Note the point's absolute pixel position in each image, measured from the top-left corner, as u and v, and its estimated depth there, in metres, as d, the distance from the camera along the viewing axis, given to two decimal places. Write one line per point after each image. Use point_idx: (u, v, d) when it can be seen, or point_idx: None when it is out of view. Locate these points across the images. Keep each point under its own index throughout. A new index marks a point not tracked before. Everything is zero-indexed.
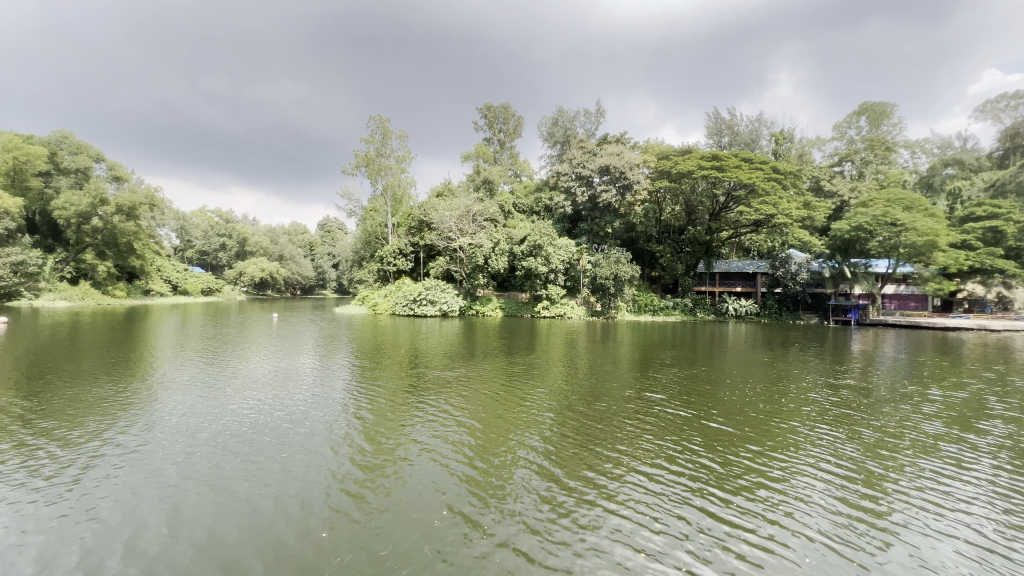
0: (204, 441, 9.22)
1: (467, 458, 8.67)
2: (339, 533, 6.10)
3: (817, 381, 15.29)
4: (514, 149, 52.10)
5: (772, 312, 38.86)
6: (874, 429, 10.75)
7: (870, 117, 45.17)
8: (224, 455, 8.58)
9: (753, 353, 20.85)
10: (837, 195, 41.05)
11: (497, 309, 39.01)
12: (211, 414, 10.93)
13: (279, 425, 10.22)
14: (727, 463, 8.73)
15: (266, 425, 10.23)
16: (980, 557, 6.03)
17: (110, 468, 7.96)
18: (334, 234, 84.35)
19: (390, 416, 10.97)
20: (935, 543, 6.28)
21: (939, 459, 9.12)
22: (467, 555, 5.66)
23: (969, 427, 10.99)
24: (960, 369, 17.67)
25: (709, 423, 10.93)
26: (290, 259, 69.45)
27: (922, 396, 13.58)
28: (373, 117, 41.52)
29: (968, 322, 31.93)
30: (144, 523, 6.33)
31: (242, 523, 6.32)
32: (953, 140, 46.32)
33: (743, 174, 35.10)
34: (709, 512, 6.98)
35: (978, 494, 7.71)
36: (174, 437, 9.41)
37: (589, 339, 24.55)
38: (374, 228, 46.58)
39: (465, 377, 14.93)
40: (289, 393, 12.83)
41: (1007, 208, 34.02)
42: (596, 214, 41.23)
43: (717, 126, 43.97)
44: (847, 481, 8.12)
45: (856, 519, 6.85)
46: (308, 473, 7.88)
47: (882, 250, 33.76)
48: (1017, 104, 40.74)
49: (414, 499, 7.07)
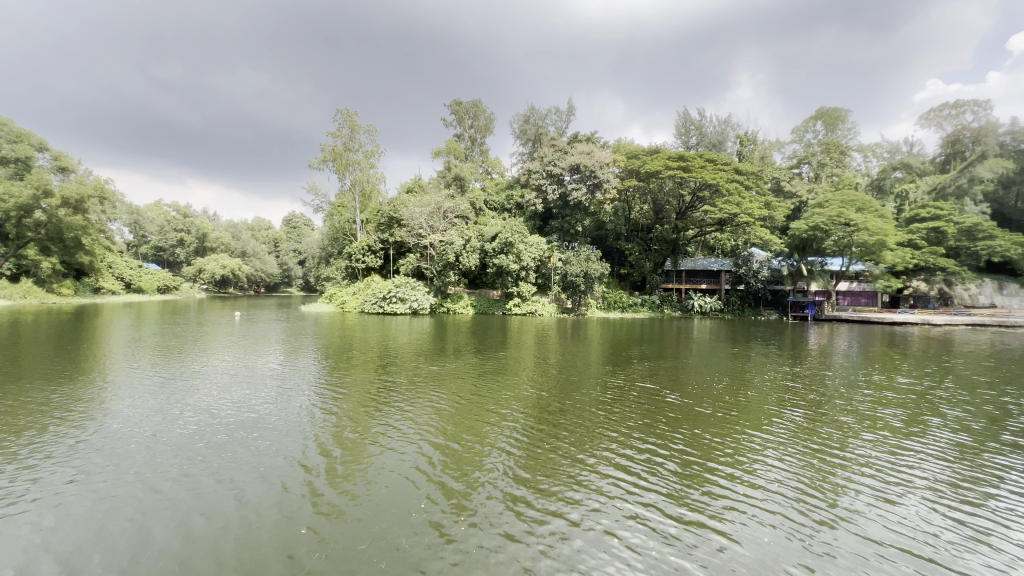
0: (193, 440, 9.02)
1: (440, 454, 8.61)
2: (313, 535, 5.93)
3: (779, 372, 16.17)
4: (485, 146, 51.88)
5: (735, 309, 40.45)
6: (844, 413, 11.53)
7: (826, 122, 47.19)
8: (184, 458, 8.19)
9: (717, 348, 21.42)
10: (796, 196, 42.83)
11: (469, 306, 39.00)
12: (185, 414, 10.57)
13: (246, 426, 9.87)
14: (706, 442, 9.45)
15: (257, 423, 10.08)
16: (947, 520, 6.68)
17: (108, 464, 7.87)
18: (302, 231, 82.83)
19: (362, 416, 10.69)
20: (904, 516, 6.74)
21: (903, 437, 9.93)
22: (442, 552, 5.63)
23: (926, 410, 11.91)
24: (906, 360, 18.87)
25: (692, 410, 11.59)
26: (253, 255, 67.37)
27: (877, 384, 14.58)
28: (339, 110, 40.26)
29: (914, 317, 33.82)
30: (145, 517, 6.27)
31: (209, 528, 6.05)
32: (901, 145, 48.94)
33: (708, 174, 36.29)
34: (694, 483, 7.68)
35: (947, 471, 8.28)
36: (129, 442, 8.82)
37: (561, 335, 24.97)
38: (343, 224, 45.55)
39: (442, 372, 15.16)
40: (265, 390, 12.65)
41: (948, 210, 36.50)
42: (567, 212, 41.43)
43: (686, 127, 45.11)
44: (818, 452, 9.01)
45: (827, 485, 7.65)
46: (276, 474, 7.66)
47: (836, 248, 35.41)
48: (957, 113, 43.29)
49: (387, 497, 6.96)
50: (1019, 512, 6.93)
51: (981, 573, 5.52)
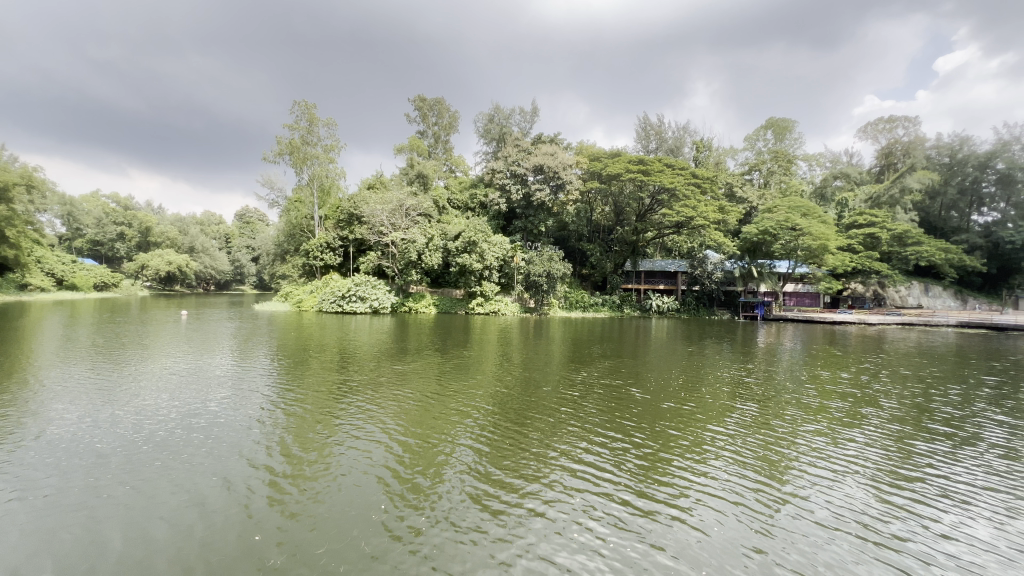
0: (141, 445, 8.51)
1: (401, 454, 8.42)
2: (266, 540, 5.67)
3: (731, 369, 16.94)
4: (449, 144, 51.42)
5: (691, 308, 41.98)
6: (791, 407, 12.20)
7: (775, 131, 49.65)
8: (127, 464, 7.68)
9: (674, 346, 22.18)
10: (747, 201, 44.89)
11: (431, 305, 38.56)
12: (129, 417, 9.93)
13: (196, 429, 9.37)
14: (665, 435, 9.79)
15: (213, 425, 9.63)
16: (885, 501, 7.22)
17: (49, 471, 7.34)
18: (256, 226, 79.61)
19: (318, 417, 10.31)
20: (847, 498, 7.27)
21: (844, 427, 10.63)
22: (403, 551, 5.52)
23: (864, 403, 12.75)
24: (845, 357, 20.15)
25: (650, 405, 11.97)
26: (203, 250, 63.97)
27: (820, 380, 15.48)
28: (296, 102, 38.77)
29: (852, 317, 36.21)
30: (96, 525, 5.94)
31: (153, 537, 5.70)
32: (842, 155, 52.15)
33: (666, 178, 37.54)
34: (655, 473, 7.96)
35: (884, 458, 8.94)
36: (70, 448, 8.24)
37: (523, 334, 25.11)
38: (300, 220, 44.06)
39: (402, 372, 14.91)
40: (217, 392, 12.06)
41: (882, 217, 39.27)
42: (530, 212, 41.59)
43: (646, 131, 46.37)
44: (769, 442, 9.54)
45: (779, 472, 8.13)
46: (226, 478, 7.29)
47: (784, 252, 37.32)
48: (891, 127, 46.57)
49: (344, 499, 6.74)
50: (948, 493, 7.58)
51: (917, 548, 6.01)
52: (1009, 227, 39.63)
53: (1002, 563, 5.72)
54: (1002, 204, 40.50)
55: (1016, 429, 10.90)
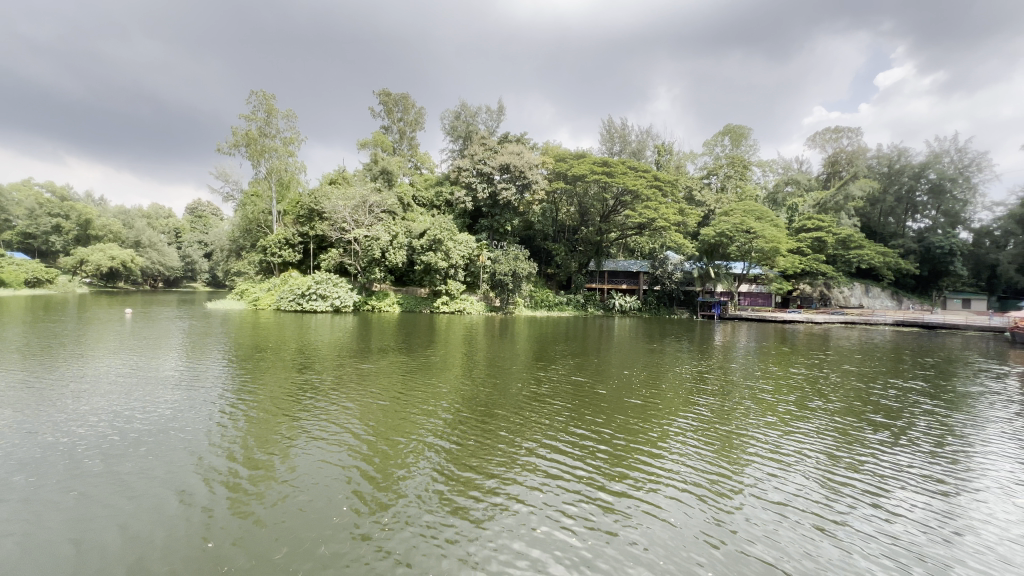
0: (94, 448, 8.10)
1: (362, 455, 8.20)
2: (215, 550, 5.39)
3: (689, 366, 17.55)
4: (414, 140, 50.62)
5: (652, 308, 43.16)
6: (745, 400, 12.83)
7: (732, 137, 51.71)
8: (76, 469, 7.28)
9: (636, 344, 22.73)
10: (705, 204, 46.56)
11: (395, 304, 37.93)
12: (74, 421, 9.36)
13: (142, 434, 8.81)
14: (628, 428, 10.14)
15: (170, 427, 9.25)
16: (829, 484, 7.79)
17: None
18: (209, 221, 75.99)
19: (273, 419, 9.90)
20: (796, 481, 7.80)
21: (793, 418, 11.31)
22: (364, 554, 5.40)
23: (811, 396, 13.55)
24: (793, 354, 21.30)
25: (613, 400, 12.31)
26: (150, 245, 60.43)
27: (771, 376, 16.29)
28: (253, 91, 37.10)
29: (801, 316, 38.25)
30: (55, 530, 5.70)
31: (89, 551, 5.31)
32: (793, 163, 54.87)
33: (629, 180, 38.46)
34: (620, 463, 8.28)
35: (828, 445, 9.59)
36: (13, 453, 7.74)
37: (489, 334, 25.11)
38: (257, 215, 42.36)
39: (363, 372, 14.59)
40: (169, 393, 11.51)
41: (828, 222, 41.62)
42: (496, 211, 41.56)
43: (610, 134, 47.31)
44: (725, 432, 10.07)
45: (735, 459, 8.63)
46: (175, 486, 6.90)
47: (739, 253, 38.93)
48: (836, 137, 49.42)
49: (303, 503, 6.52)
50: (885, 477, 8.14)
51: (858, 524, 6.51)
52: (938, 233, 42.91)
53: (933, 539, 6.20)
54: (932, 212, 44.31)
55: (943, 418, 11.81)
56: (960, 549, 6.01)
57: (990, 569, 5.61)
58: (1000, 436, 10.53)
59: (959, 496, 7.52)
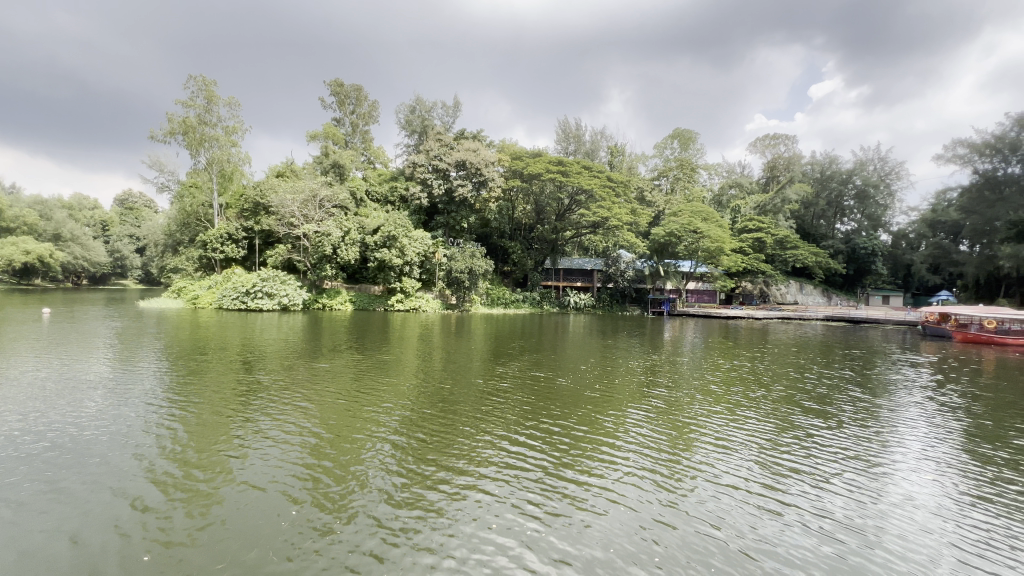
0: (21, 458, 7.44)
1: (312, 455, 7.87)
2: (165, 556, 5.09)
3: (640, 361, 18.17)
4: (367, 134, 49.20)
5: (605, 305, 44.28)
6: (692, 391, 13.49)
7: (681, 141, 53.85)
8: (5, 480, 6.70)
9: (589, 340, 23.26)
10: (656, 205, 48.29)
11: (347, 302, 36.81)
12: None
13: (75, 441, 8.16)
14: (584, 419, 10.39)
15: (107, 433, 8.62)
16: (770, 464, 8.39)
17: None
18: (142, 213, 70.79)
19: (214, 422, 9.31)
20: (740, 463, 8.37)
21: (737, 407, 12.00)
22: (321, 556, 5.17)
23: (751, 386, 14.43)
24: (736, 348, 22.45)
25: (567, 395, 12.54)
26: (71, 239, 55.33)
27: (716, 368, 17.16)
28: (191, 75, 34.75)
29: (743, 312, 40.42)
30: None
31: (20, 566, 4.87)
32: (736, 167, 57.80)
33: (583, 180, 39.30)
34: (579, 452, 8.53)
35: (769, 430, 10.29)
36: None
37: (445, 331, 24.84)
38: (195, 208, 39.80)
39: (311, 372, 14.00)
40: (99, 398, 10.64)
41: (768, 224, 44.17)
42: (452, 207, 41.09)
43: (565, 134, 48.01)
44: (675, 421, 10.56)
45: (685, 445, 9.10)
46: (100, 498, 6.29)
47: (687, 253, 40.66)
48: (774, 144, 52.60)
49: (257, 502, 6.28)
50: (819, 457, 8.83)
51: (796, 501, 7.06)
52: (863, 235, 46.65)
53: (860, 511, 6.81)
54: (858, 216, 48.14)
55: (865, 403, 12.94)
56: (883, 519, 6.62)
57: (910, 535, 6.23)
58: (915, 417, 11.68)
59: (881, 472, 8.27)
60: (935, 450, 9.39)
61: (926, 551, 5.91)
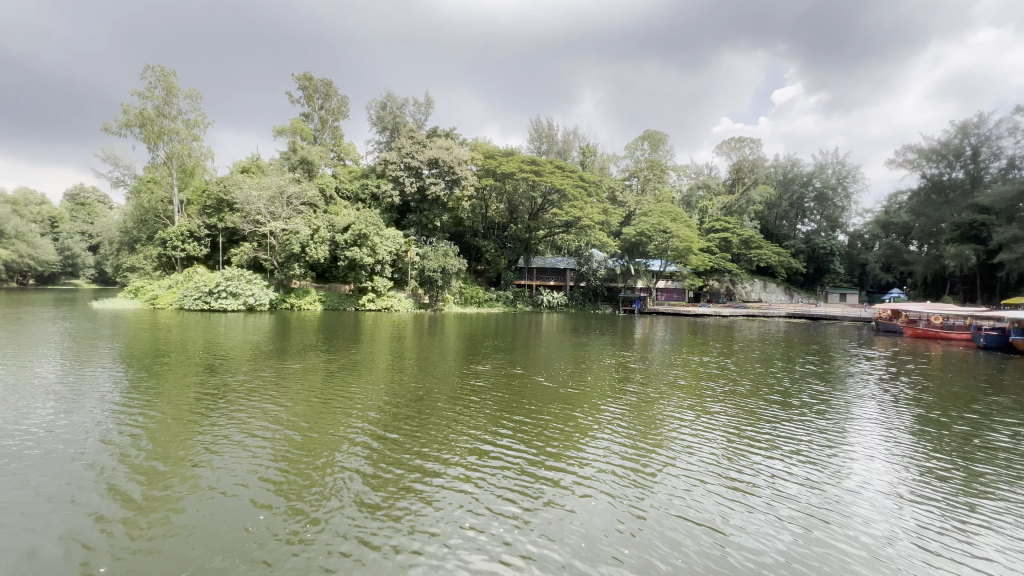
0: None
1: (283, 457, 7.66)
2: (133, 563, 4.90)
3: (612, 358, 18.46)
4: (336, 129, 48.09)
5: (578, 303, 44.75)
6: (663, 387, 13.82)
7: (651, 142, 54.80)
8: None
9: (562, 339, 23.46)
10: (627, 205, 49.06)
11: (317, 302, 35.95)
12: None
13: (28, 447, 7.73)
14: (560, 415, 10.49)
15: (61, 438, 8.19)
16: (738, 453, 8.70)
17: None
18: (95, 209, 67.26)
19: (177, 426, 8.94)
20: (711, 452, 8.64)
21: (705, 400, 12.37)
22: (299, 557, 5.06)
23: (720, 381, 14.87)
24: (704, 345, 23.12)
25: (543, 392, 12.59)
26: (16, 236, 51.98)
27: (686, 365, 17.60)
28: (148, 65, 33.16)
29: (710, 310, 41.57)
30: None
31: None
32: (704, 169, 59.26)
33: (556, 180, 39.57)
34: (555, 445, 8.62)
35: (736, 421, 10.66)
36: None
37: (417, 331, 24.57)
38: (154, 204, 38.07)
39: (280, 373, 13.62)
40: (51, 403, 10.08)
41: (734, 224, 45.55)
42: (425, 206, 40.65)
43: (538, 133, 48.14)
44: (647, 415, 10.80)
45: (657, 437, 9.32)
46: (57, 507, 5.96)
47: (657, 252, 41.51)
48: (740, 147, 54.16)
49: (231, 506, 6.10)
50: (783, 445, 9.22)
51: (761, 486, 7.36)
52: (822, 236, 48.69)
53: (820, 494, 7.16)
54: (817, 217, 50.20)
55: (825, 395, 13.54)
56: (842, 502, 6.96)
57: (865, 515, 6.59)
58: (870, 407, 12.30)
59: (840, 458, 8.71)
60: (888, 437, 9.95)
61: (881, 530, 6.27)
